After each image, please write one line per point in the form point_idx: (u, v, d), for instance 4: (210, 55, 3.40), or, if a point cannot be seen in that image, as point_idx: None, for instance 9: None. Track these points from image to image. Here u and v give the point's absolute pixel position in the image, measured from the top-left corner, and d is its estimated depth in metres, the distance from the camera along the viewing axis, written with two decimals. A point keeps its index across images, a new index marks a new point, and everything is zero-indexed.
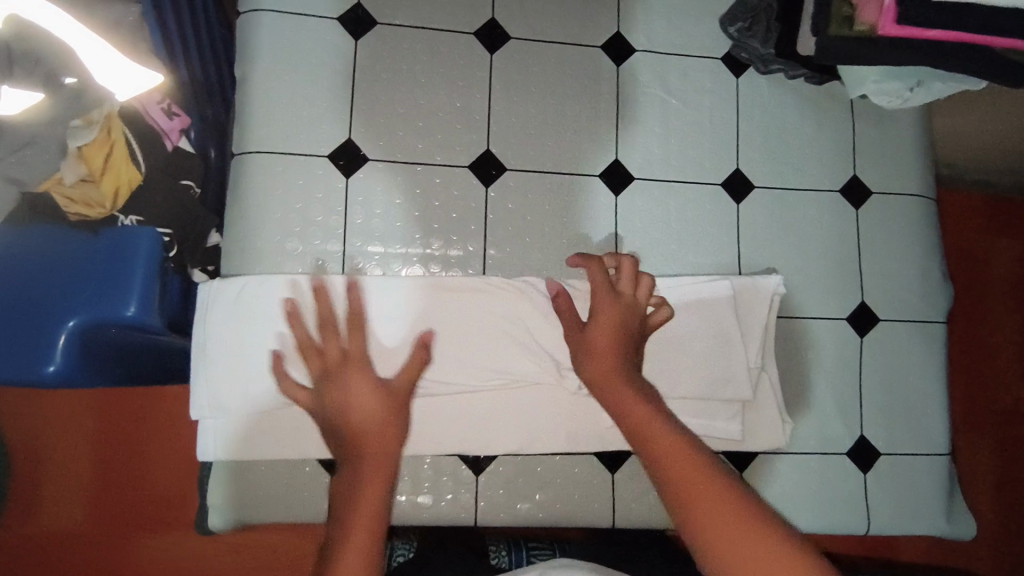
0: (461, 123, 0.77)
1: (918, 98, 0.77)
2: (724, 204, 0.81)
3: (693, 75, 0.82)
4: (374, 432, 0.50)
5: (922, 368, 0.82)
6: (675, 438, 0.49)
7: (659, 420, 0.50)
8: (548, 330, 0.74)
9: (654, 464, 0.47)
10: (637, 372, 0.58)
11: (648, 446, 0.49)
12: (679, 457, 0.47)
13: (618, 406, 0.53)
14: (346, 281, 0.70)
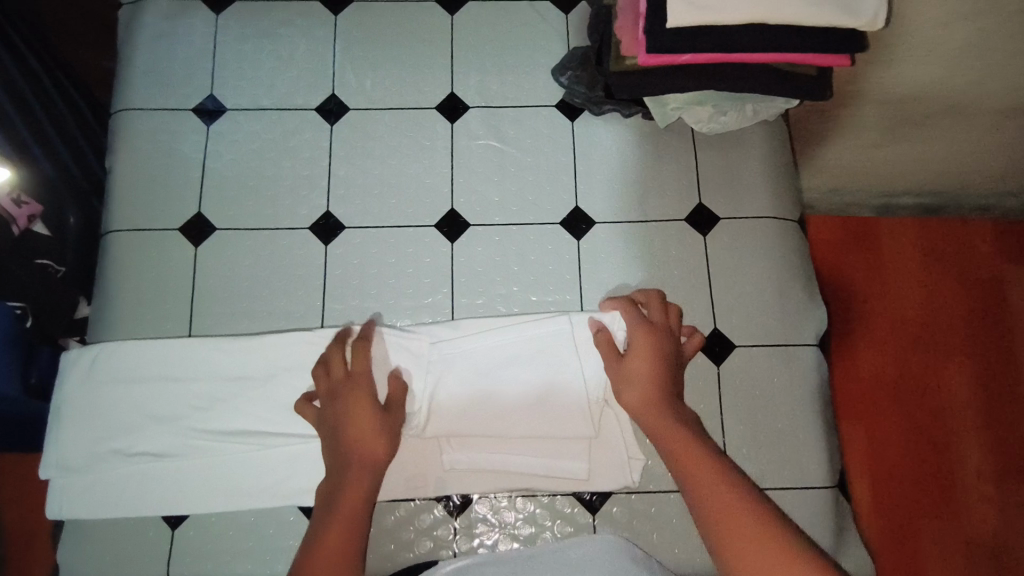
0: (304, 189, 0.83)
1: (734, 120, 0.79)
2: (562, 242, 0.82)
3: (527, 124, 0.86)
4: (366, 447, 0.65)
5: (791, 393, 0.78)
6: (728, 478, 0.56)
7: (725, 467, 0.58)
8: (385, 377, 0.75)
9: (702, 494, 0.56)
10: (675, 400, 0.66)
11: (699, 483, 0.57)
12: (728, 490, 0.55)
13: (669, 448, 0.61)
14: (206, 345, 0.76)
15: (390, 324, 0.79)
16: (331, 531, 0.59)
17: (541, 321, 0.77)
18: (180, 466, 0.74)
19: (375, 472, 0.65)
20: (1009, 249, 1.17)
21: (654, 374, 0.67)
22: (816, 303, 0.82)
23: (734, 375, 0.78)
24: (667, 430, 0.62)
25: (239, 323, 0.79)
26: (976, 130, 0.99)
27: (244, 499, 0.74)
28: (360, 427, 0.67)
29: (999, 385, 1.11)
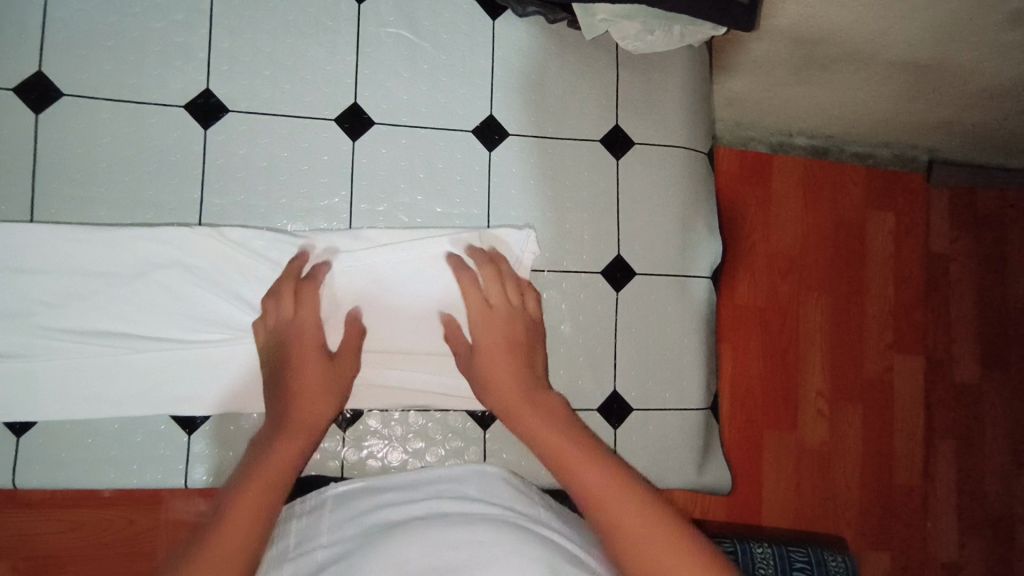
0: (178, 60, 0.71)
1: (660, 42, 0.75)
2: (473, 152, 0.77)
3: (444, 16, 0.78)
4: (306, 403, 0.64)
5: (681, 322, 0.81)
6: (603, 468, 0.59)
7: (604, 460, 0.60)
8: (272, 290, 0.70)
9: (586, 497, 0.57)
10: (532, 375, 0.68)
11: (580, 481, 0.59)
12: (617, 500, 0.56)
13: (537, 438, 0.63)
14: (56, 233, 0.66)
15: (279, 225, 0.72)
16: (247, 499, 0.57)
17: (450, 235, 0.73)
18: (28, 366, 0.66)
19: (310, 441, 0.63)
20: (877, 193, 1.21)
21: (508, 357, 0.68)
22: (714, 238, 0.84)
23: (631, 302, 0.80)
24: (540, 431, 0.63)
25: (95, 210, 0.68)
26: (868, 78, 1.02)
27: (106, 406, 0.67)
28: (302, 376, 0.65)
29: (846, 313, 1.18)
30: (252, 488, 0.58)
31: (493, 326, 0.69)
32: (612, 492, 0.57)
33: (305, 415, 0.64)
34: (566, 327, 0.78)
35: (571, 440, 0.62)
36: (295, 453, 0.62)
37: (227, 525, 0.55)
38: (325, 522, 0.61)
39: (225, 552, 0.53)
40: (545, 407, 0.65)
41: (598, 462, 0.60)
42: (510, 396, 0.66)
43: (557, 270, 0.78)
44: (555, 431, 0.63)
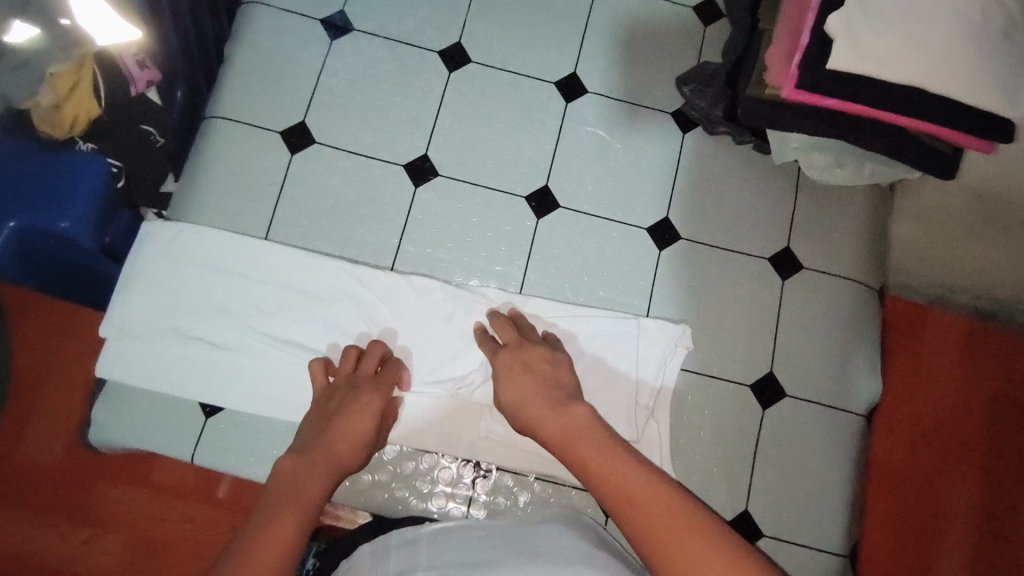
0: (408, 128, 0.83)
1: (847, 178, 0.78)
2: (645, 248, 0.82)
3: (640, 124, 0.86)
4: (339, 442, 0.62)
5: (828, 455, 0.78)
6: (664, 494, 0.50)
7: (661, 484, 0.50)
8: (442, 339, 0.77)
9: (639, 532, 0.48)
10: (569, 396, 0.62)
11: (634, 515, 0.49)
12: (677, 530, 0.47)
13: (584, 465, 0.55)
14: (284, 252, 0.78)
15: (458, 281, 0.79)
16: (270, 536, 0.49)
17: (609, 317, 0.78)
18: (227, 358, 0.75)
19: (333, 473, 0.59)
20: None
21: (529, 384, 0.65)
22: (876, 377, 0.81)
23: (777, 422, 0.78)
24: (586, 450, 0.55)
25: (316, 239, 0.80)
26: None
27: (280, 408, 0.74)
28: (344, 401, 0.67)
29: None
30: (299, 496, 0.54)
31: (510, 355, 0.69)
32: (670, 524, 0.47)
33: (339, 445, 0.62)
34: (706, 432, 0.77)
35: (620, 465, 0.53)
36: (327, 469, 0.59)
37: (282, 515, 0.51)
38: (424, 555, 0.60)
39: (278, 540, 0.49)
40: (597, 424, 0.58)
41: (664, 490, 0.50)
42: (541, 415, 0.61)
43: (707, 373, 0.78)
44: (614, 460, 0.54)
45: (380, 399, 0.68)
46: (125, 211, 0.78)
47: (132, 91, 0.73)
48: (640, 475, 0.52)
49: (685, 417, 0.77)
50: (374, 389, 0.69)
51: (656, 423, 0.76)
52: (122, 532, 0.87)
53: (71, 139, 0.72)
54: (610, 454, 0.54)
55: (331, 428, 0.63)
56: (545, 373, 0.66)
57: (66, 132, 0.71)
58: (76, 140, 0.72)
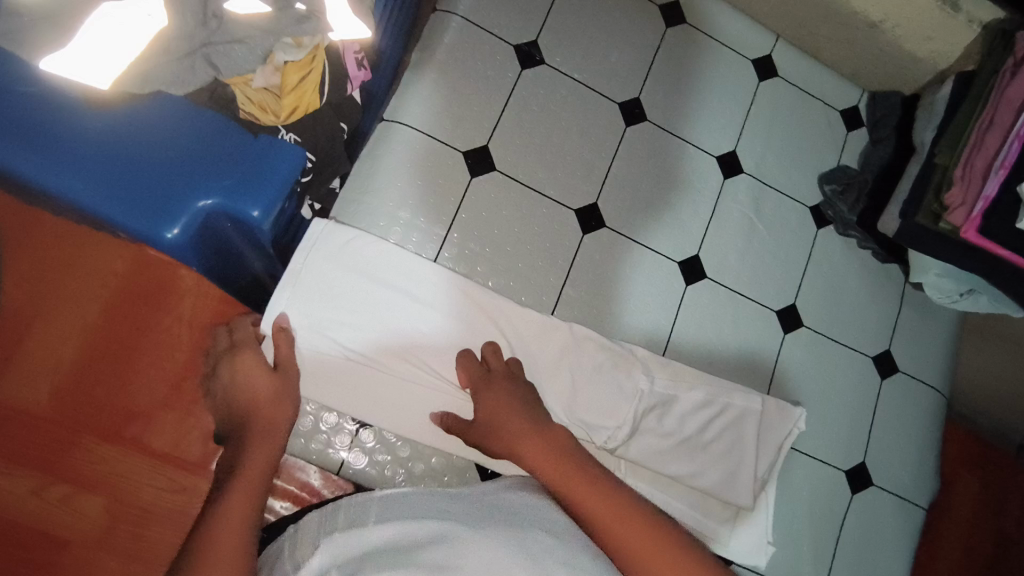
0: (581, 172, 0.85)
1: (964, 304, 0.87)
2: (774, 328, 0.88)
3: (783, 211, 0.92)
4: (256, 416, 0.63)
5: (895, 541, 0.88)
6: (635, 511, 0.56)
7: (628, 498, 0.57)
8: (591, 387, 0.79)
9: (611, 541, 0.54)
10: (540, 416, 0.67)
11: (608, 529, 0.55)
12: (640, 539, 0.54)
13: (551, 473, 0.61)
14: (449, 278, 0.77)
15: (609, 333, 0.82)
16: (228, 531, 0.50)
17: (739, 393, 0.83)
18: (383, 374, 0.75)
19: (275, 450, 0.60)
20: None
21: (506, 405, 0.69)
22: (936, 475, 0.92)
23: (863, 506, 0.87)
24: (546, 459, 0.62)
25: (480, 267, 0.80)
26: None
27: (432, 433, 0.75)
28: (246, 379, 0.65)
29: None
30: (246, 484, 0.55)
31: (498, 389, 0.71)
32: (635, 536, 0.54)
33: (267, 422, 0.62)
34: (804, 507, 0.85)
35: (583, 475, 0.60)
36: (267, 455, 0.59)
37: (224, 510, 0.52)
38: (371, 516, 0.57)
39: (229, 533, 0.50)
40: (557, 442, 0.64)
41: (623, 508, 0.56)
42: (509, 426, 0.67)
43: (813, 454, 0.86)
44: (595, 481, 0.59)
45: (263, 365, 0.67)
46: (295, 200, 0.75)
47: (348, 88, 0.76)
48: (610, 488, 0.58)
49: (787, 491, 0.85)
50: (263, 363, 0.67)
51: (769, 495, 0.82)
52: (102, 493, 0.63)
53: (273, 127, 0.71)
54: (570, 463, 0.61)
55: (237, 408, 0.63)
56: (509, 397, 0.69)
57: (273, 119, 0.70)
58: (280, 128, 0.72)
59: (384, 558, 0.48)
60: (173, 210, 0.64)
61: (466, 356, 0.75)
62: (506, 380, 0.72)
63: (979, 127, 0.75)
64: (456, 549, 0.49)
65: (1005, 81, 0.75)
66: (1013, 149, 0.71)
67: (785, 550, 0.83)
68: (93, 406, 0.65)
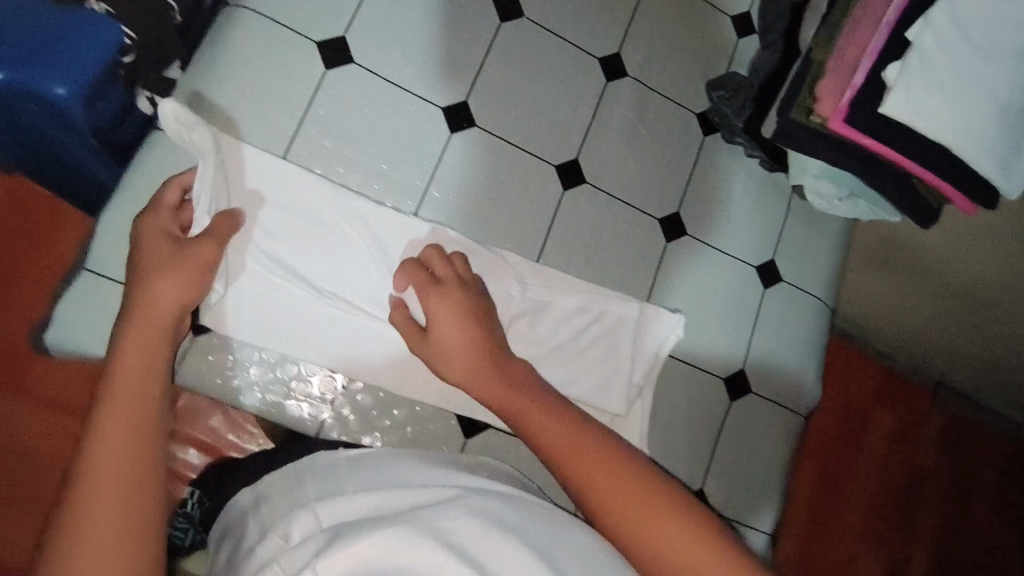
0: (450, 69, 0.80)
1: (843, 209, 0.85)
2: (655, 236, 0.86)
3: (667, 118, 0.89)
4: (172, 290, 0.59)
5: (774, 447, 0.89)
6: (603, 451, 0.58)
7: (588, 438, 0.59)
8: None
9: (578, 478, 0.57)
10: (501, 350, 0.67)
11: (577, 471, 0.57)
12: (603, 474, 0.56)
13: (509, 408, 0.63)
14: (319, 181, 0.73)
15: (478, 237, 0.79)
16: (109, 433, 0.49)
17: (613, 298, 0.81)
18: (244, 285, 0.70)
19: (178, 304, 0.59)
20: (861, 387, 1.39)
21: (467, 331, 0.65)
22: (817, 383, 0.93)
23: (742, 413, 0.87)
24: (495, 388, 0.64)
25: (339, 166, 0.75)
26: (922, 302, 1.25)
27: (283, 342, 0.71)
28: (147, 243, 0.61)
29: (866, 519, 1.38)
30: (126, 366, 0.53)
31: (435, 295, 0.66)
32: (610, 478, 0.56)
33: (154, 329, 0.57)
34: (681, 415, 0.84)
35: (550, 416, 0.61)
36: (141, 350, 0.55)
37: (111, 426, 0.50)
38: (351, 480, 0.56)
39: (111, 454, 0.48)
40: (529, 382, 0.64)
41: (588, 444, 0.58)
42: (483, 367, 0.64)
43: (691, 362, 0.86)
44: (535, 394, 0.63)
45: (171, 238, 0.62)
46: (125, 88, 0.69)
47: None
48: (570, 424, 0.60)
49: (664, 399, 0.84)
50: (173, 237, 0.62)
51: (641, 401, 0.82)
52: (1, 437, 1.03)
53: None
54: (526, 396, 0.63)
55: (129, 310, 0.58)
56: (474, 325, 0.66)
57: None
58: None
59: (365, 528, 0.47)
60: None
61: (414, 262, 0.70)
62: (462, 292, 0.68)
63: (852, 18, 0.72)
64: (435, 520, 0.49)
65: None
66: (881, 35, 0.68)
67: (661, 458, 0.83)
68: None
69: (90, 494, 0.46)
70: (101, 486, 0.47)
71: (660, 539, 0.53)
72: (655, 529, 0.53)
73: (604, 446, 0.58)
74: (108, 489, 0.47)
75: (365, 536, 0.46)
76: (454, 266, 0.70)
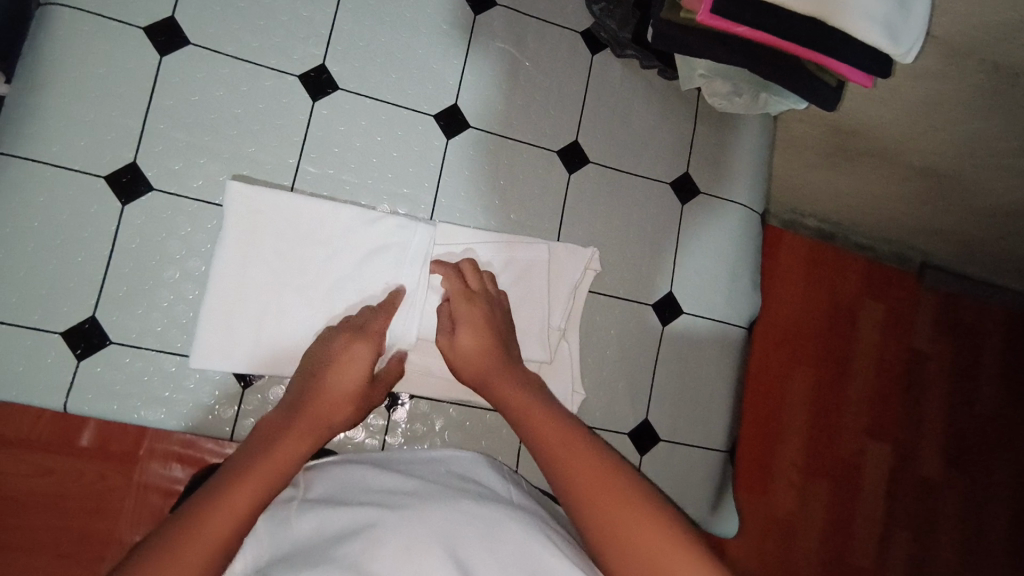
0: (300, 33, 0.75)
1: (743, 104, 0.81)
2: (556, 170, 0.82)
3: (549, 42, 0.83)
4: (331, 396, 0.62)
5: (716, 363, 0.86)
6: (595, 452, 0.56)
7: (582, 438, 0.58)
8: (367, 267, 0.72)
9: (562, 471, 0.55)
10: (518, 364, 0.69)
11: (564, 460, 0.55)
12: (590, 469, 0.54)
13: (516, 404, 0.63)
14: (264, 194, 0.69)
15: (363, 204, 0.75)
16: (247, 482, 0.51)
17: (521, 244, 0.77)
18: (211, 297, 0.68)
19: (322, 429, 0.61)
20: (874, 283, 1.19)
21: (489, 340, 0.68)
22: (754, 293, 0.90)
23: (677, 337, 0.84)
24: (512, 393, 0.64)
25: (198, 156, 0.71)
26: (888, 177, 1.09)
27: (215, 340, 0.68)
28: (342, 350, 0.65)
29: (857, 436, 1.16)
30: (280, 448, 0.56)
31: (477, 308, 0.70)
32: (595, 473, 0.54)
33: (330, 414, 0.62)
34: (613, 350, 0.81)
35: (553, 413, 0.61)
36: (310, 434, 0.59)
37: (253, 469, 0.53)
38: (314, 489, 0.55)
39: (244, 490, 0.50)
40: (537, 391, 0.64)
41: (582, 443, 0.57)
42: (495, 376, 0.66)
43: (617, 295, 0.82)
44: (524, 393, 0.64)
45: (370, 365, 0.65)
46: None
47: None
48: (572, 425, 0.60)
49: (593, 336, 0.81)
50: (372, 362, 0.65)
51: (566, 342, 0.79)
52: None
53: None
54: (541, 398, 0.63)
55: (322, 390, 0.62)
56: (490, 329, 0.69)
57: None
58: None
59: (301, 557, 0.45)
60: None
61: (438, 261, 0.73)
62: (490, 311, 0.70)
63: None
64: (373, 542, 0.46)
65: None
66: None
67: (598, 396, 0.80)
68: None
69: (185, 543, 0.45)
70: (203, 538, 0.46)
71: (627, 528, 0.49)
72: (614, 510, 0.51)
73: (599, 448, 0.57)
74: (203, 543, 0.45)
75: (296, 571, 0.43)
76: (486, 282, 0.73)
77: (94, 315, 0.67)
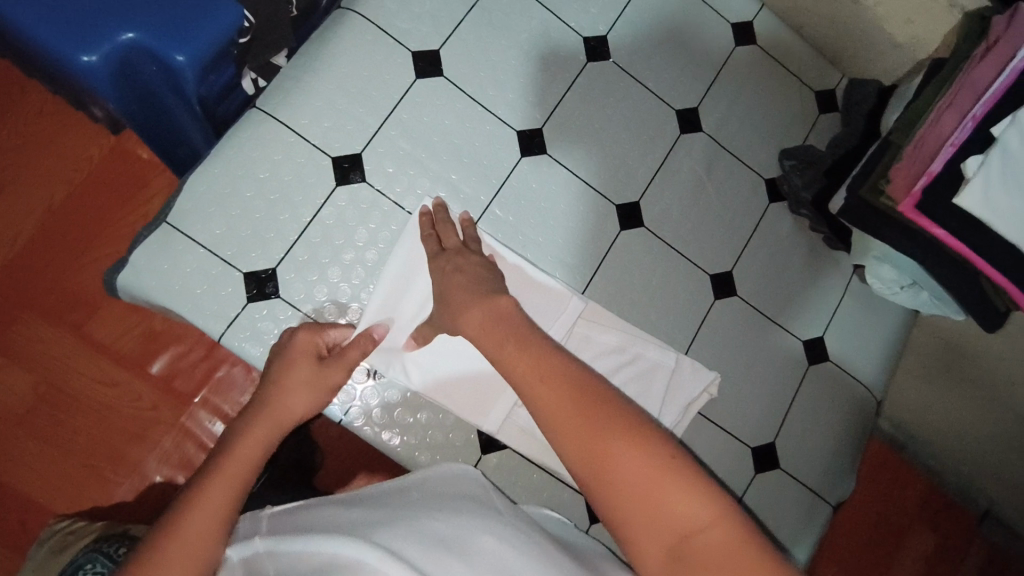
0: (532, 97, 0.83)
1: (902, 297, 0.84)
2: (705, 290, 0.86)
3: (736, 178, 0.89)
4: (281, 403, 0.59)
5: (793, 527, 0.85)
6: (653, 459, 0.44)
7: (637, 436, 0.45)
8: None
9: (610, 494, 0.44)
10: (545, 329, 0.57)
11: (614, 481, 0.43)
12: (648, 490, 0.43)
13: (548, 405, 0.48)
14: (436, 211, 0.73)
15: (530, 258, 0.80)
16: (193, 516, 0.49)
17: (652, 345, 0.80)
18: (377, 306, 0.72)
19: (279, 431, 0.58)
20: (931, 515, 1.10)
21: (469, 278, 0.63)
22: (846, 472, 0.90)
23: (763, 487, 0.84)
24: (550, 376, 0.49)
25: (412, 167, 0.78)
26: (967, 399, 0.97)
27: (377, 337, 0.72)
28: (290, 356, 0.62)
29: None
30: (228, 471, 0.53)
31: (445, 262, 0.66)
32: (657, 495, 0.42)
33: (281, 420, 0.59)
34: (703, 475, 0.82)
35: (589, 404, 0.47)
36: (260, 444, 0.56)
37: (201, 489, 0.51)
38: (306, 515, 0.56)
39: (198, 519, 0.49)
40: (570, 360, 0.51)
41: (632, 437, 0.45)
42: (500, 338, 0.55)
43: (721, 424, 0.83)
44: (540, 353, 0.52)
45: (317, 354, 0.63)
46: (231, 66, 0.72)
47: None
48: (615, 411, 0.46)
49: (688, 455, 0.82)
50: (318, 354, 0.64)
51: None
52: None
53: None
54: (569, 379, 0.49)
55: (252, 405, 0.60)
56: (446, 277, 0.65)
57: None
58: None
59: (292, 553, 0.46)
60: (95, 36, 0.61)
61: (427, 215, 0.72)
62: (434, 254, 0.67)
63: (937, 107, 0.70)
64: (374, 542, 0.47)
65: (973, 65, 0.69)
66: (967, 128, 0.65)
67: None
68: (55, 295, 0.94)
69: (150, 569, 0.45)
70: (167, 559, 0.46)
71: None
72: (669, 522, 0.42)
73: (658, 446, 0.44)
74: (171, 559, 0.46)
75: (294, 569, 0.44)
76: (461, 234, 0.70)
77: (275, 268, 0.73)
